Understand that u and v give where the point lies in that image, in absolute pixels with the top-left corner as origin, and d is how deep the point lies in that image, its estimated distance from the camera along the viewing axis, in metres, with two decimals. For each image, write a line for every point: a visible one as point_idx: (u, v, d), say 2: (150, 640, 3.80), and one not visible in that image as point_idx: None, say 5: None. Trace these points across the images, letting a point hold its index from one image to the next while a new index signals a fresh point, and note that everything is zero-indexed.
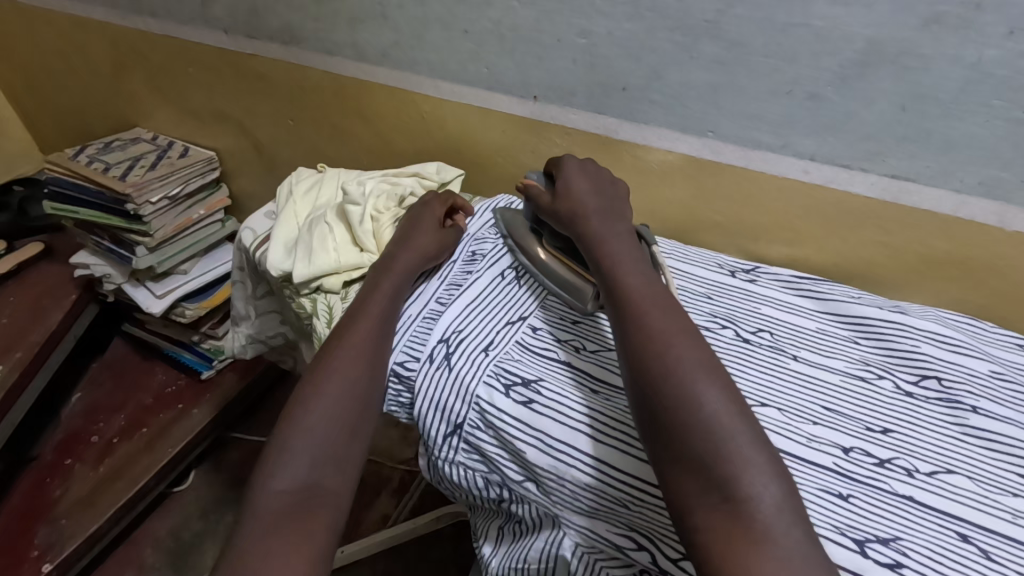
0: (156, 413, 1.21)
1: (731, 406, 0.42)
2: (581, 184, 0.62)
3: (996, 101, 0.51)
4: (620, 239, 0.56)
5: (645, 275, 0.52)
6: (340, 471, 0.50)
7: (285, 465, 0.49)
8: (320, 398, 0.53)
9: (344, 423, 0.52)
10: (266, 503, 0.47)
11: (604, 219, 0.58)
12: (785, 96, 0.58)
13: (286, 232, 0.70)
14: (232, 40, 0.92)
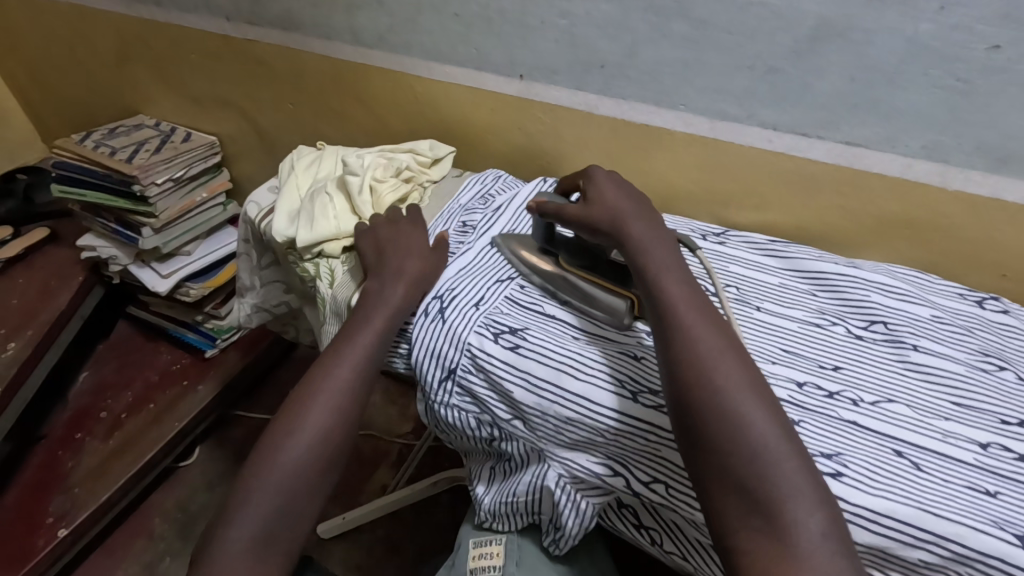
0: (162, 390, 1.26)
1: (780, 435, 0.43)
2: (612, 190, 0.60)
3: (933, 71, 0.56)
4: (662, 249, 0.55)
5: (689, 290, 0.52)
6: (298, 518, 0.53)
7: (251, 511, 0.52)
8: (296, 441, 0.55)
9: (313, 471, 0.54)
10: (229, 545, 0.50)
11: (644, 222, 0.57)
12: (748, 71, 0.64)
13: (289, 203, 0.75)
14: (234, 27, 0.96)
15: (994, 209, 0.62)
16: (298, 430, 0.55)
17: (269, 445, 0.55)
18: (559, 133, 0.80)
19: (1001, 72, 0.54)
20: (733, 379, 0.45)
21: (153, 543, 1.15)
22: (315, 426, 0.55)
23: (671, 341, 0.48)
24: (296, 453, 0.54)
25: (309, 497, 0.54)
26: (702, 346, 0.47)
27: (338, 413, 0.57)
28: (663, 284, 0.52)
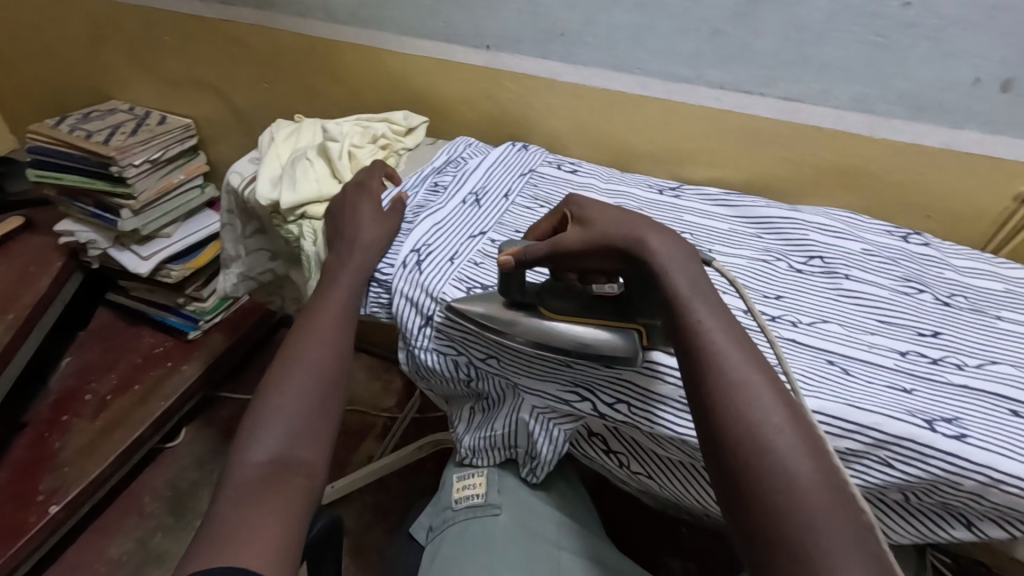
0: (146, 371, 1.28)
1: (830, 485, 0.39)
2: (612, 211, 0.54)
3: (856, 28, 0.63)
4: (682, 267, 0.49)
5: (726, 321, 0.47)
6: (313, 439, 0.55)
7: (262, 438, 0.53)
8: (295, 374, 0.58)
9: (317, 399, 0.57)
10: (246, 468, 0.51)
11: (663, 234, 0.51)
12: (694, 33, 0.70)
13: (271, 169, 0.78)
14: (208, 8, 0.99)
15: (915, 154, 0.69)
16: (297, 365, 0.59)
17: (270, 384, 0.58)
18: (525, 100, 0.85)
19: (913, 27, 0.61)
20: (778, 426, 0.41)
21: (143, 520, 1.17)
22: (313, 361, 0.59)
23: (703, 378, 0.45)
24: (298, 383, 0.57)
25: (317, 422, 0.56)
26: (746, 390, 0.43)
27: (332, 348, 0.61)
28: (695, 318, 0.47)
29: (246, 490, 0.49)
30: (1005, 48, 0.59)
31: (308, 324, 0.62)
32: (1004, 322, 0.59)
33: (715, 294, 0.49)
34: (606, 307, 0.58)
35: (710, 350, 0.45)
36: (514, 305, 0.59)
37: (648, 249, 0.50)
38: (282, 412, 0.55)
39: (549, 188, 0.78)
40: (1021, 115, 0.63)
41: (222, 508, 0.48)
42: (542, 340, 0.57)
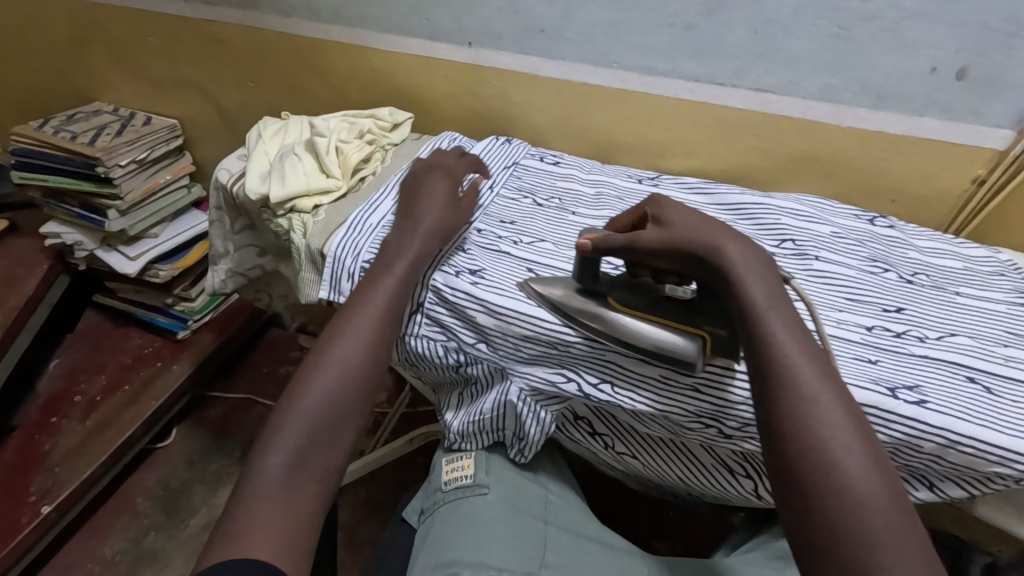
0: (136, 372, 1.28)
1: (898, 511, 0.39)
2: (693, 216, 0.54)
3: (820, 21, 0.66)
4: (758, 276, 0.49)
5: (800, 332, 0.47)
6: (331, 446, 0.54)
7: (286, 436, 0.52)
8: (326, 372, 0.56)
9: (343, 402, 0.56)
10: (265, 469, 0.51)
11: (742, 242, 0.51)
12: (668, 28, 0.73)
13: (260, 165, 0.79)
14: (192, 8, 1.00)
15: (880, 141, 0.73)
16: (327, 363, 0.57)
17: (299, 380, 0.57)
18: (508, 95, 0.87)
19: (872, 19, 0.64)
20: (850, 447, 0.41)
21: (136, 520, 1.17)
22: (345, 360, 0.58)
23: (772, 389, 0.45)
24: (324, 383, 0.56)
25: (339, 427, 0.55)
26: (818, 408, 0.43)
27: (366, 347, 0.59)
28: (767, 331, 0.47)
29: (263, 494, 0.49)
30: (957, 38, 0.63)
31: (347, 317, 0.60)
32: (963, 297, 0.63)
33: (792, 307, 0.49)
34: (671, 309, 0.57)
35: (783, 361, 0.45)
36: (583, 291, 0.61)
37: (725, 258, 0.50)
38: (306, 412, 0.54)
39: (533, 180, 0.81)
40: (976, 102, 0.66)
41: (239, 508, 0.48)
42: (597, 327, 0.58)
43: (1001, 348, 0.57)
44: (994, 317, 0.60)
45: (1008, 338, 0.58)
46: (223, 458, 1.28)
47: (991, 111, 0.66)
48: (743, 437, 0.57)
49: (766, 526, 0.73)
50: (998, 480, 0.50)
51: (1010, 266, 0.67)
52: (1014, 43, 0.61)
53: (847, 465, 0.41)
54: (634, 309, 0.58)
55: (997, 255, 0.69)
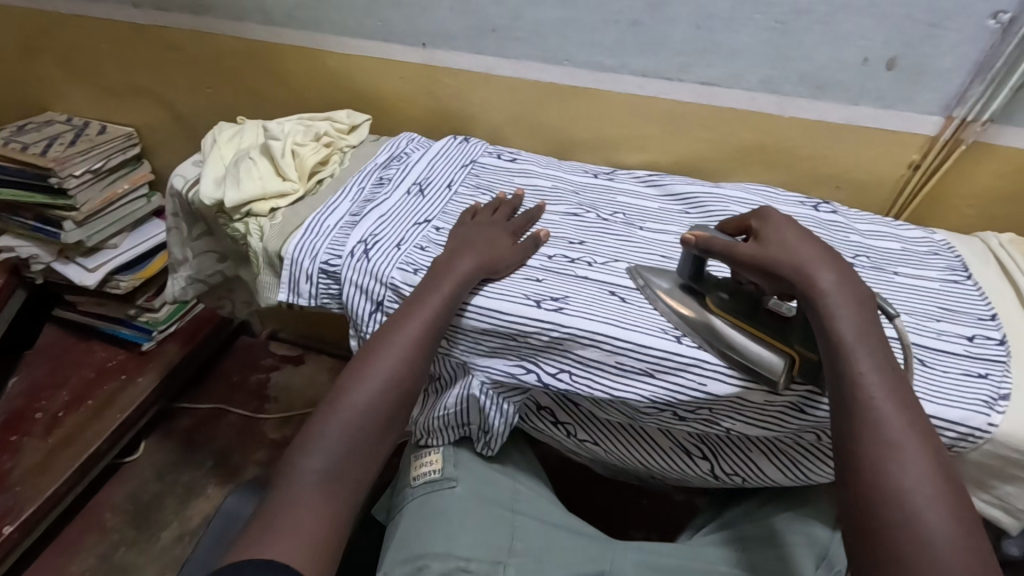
0: (100, 386, 1.26)
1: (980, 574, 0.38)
2: (792, 235, 0.54)
3: (758, 15, 0.69)
4: (854, 310, 0.49)
5: (895, 378, 0.46)
6: (366, 457, 0.56)
7: (320, 446, 0.54)
8: (368, 384, 0.57)
9: (383, 413, 0.57)
10: (302, 473, 0.52)
11: (836, 271, 0.51)
12: (615, 24, 0.75)
13: (215, 170, 0.79)
14: (142, 14, 0.99)
15: (821, 130, 0.75)
16: (369, 377, 0.58)
17: (343, 385, 0.58)
18: (464, 94, 0.89)
19: (807, 13, 0.67)
20: (932, 499, 0.41)
21: (105, 536, 1.15)
22: (387, 373, 0.58)
23: (854, 432, 0.45)
24: (365, 394, 0.57)
25: (375, 438, 0.56)
26: (903, 460, 0.43)
27: (408, 362, 0.58)
28: (855, 363, 0.47)
29: (299, 495, 0.51)
30: (885, 29, 0.66)
31: (392, 327, 0.60)
32: (901, 276, 0.66)
33: (884, 344, 0.48)
34: (769, 322, 0.56)
35: (871, 409, 0.45)
36: (684, 287, 0.61)
37: (816, 285, 0.51)
38: (344, 422, 0.56)
39: (491, 177, 0.81)
40: (907, 90, 0.69)
41: (274, 506, 0.51)
42: (690, 327, 0.58)
43: (934, 323, 0.60)
44: (928, 294, 0.63)
45: (941, 313, 0.61)
46: (194, 470, 1.26)
47: (921, 98, 0.69)
48: (696, 419, 0.59)
49: (729, 505, 0.75)
50: None
51: (943, 246, 0.71)
52: (938, 34, 0.64)
53: (932, 526, 0.40)
54: (730, 314, 0.57)
55: (931, 235, 0.72)
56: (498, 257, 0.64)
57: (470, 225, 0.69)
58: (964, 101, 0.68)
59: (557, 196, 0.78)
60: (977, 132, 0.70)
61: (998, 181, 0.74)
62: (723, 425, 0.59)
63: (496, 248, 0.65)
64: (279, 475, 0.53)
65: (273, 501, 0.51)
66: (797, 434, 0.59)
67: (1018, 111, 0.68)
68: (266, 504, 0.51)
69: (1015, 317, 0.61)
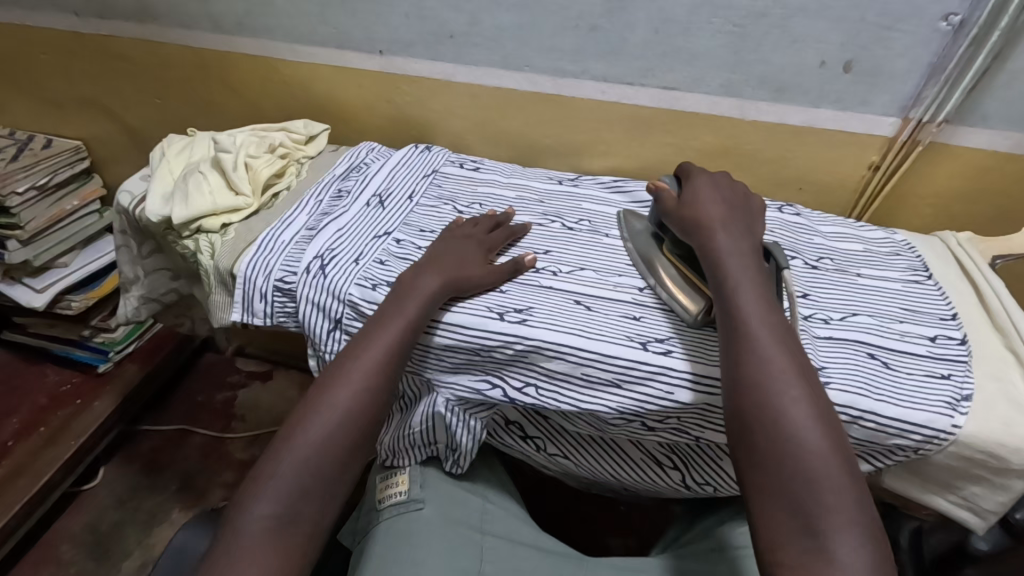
0: (53, 412, 1.20)
1: (850, 485, 0.42)
2: (704, 191, 0.61)
3: (715, 19, 0.68)
4: (742, 256, 0.55)
5: (774, 321, 0.50)
6: (321, 499, 0.53)
7: (264, 492, 0.51)
8: (323, 418, 0.54)
9: (340, 448, 0.54)
10: (246, 523, 0.50)
11: (730, 232, 0.57)
12: (574, 30, 0.73)
13: (163, 186, 0.76)
14: (84, 22, 0.95)
15: (782, 133, 0.75)
16: (320, 412, 0.54)
17: (292, 424, 0.55)
18: (424, 102, 0.87)
19: (763, 16, 0.67)
20: (795, 402, 0.46)
21: (62, 570, 1.10)
22: (344, 405, 0.55)
23: (736, 362, 0.48)
24: (321, 429, 0.54)
25: (335, 477, 0.54)
26: (786, 393, 0.46)
27: (364, 394, 0.55)
28: (739, 300, 0.51)
29: (246, 551, 0.49)
30: (841, 32, 0.66)
31: (349, 356, 0.57)
32: (864, 279, 0.66)
33: (767, 286, 0.53)
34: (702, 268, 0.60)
35: (756, 348, 0.48)
36: (652, 234, 0.67)
37: (712, 240, 0.56)
38: (299, 462, 0.52)
39: (453, 187, 0.79)
40: (864, 91, 0.69)
41: (221, 563, 0.48)
42: (641, 269, 0.65)
43: (897, 324, 0.60)
44: (892, 295, 0.63)
45: (904, 315, 0.61)
46: (157, 495, 1.21)
47: (877, 100, 0.70)
48: (665, 428, 0.58)
49: (704, 513, 0.74)
50: (900, 451, 0.53)
51: (904, 246, 0.71)
52: (892, 36, 0.65)
53: (805, 440, 0.44)
54: (676, 260, 0.62)
55: (893, 236, 0.72)
56: (468, 277, 0.61)
57: (448, 238, 0.67)
58: (919, 102, 0.69)
59: (521, 205, 0.76)
60: (933, 132, 0.71)
61: (954, 181, 0.75)
62: (691, 434, 0.58)
63: (468, 267, 0.62)
64: (223, 531, 0.50)
65: (222, 557, 0.48)
66: None
67: (972, 111, 0.69)
68: (211, 560, 0.49)
69: (975, 317, 0.61)
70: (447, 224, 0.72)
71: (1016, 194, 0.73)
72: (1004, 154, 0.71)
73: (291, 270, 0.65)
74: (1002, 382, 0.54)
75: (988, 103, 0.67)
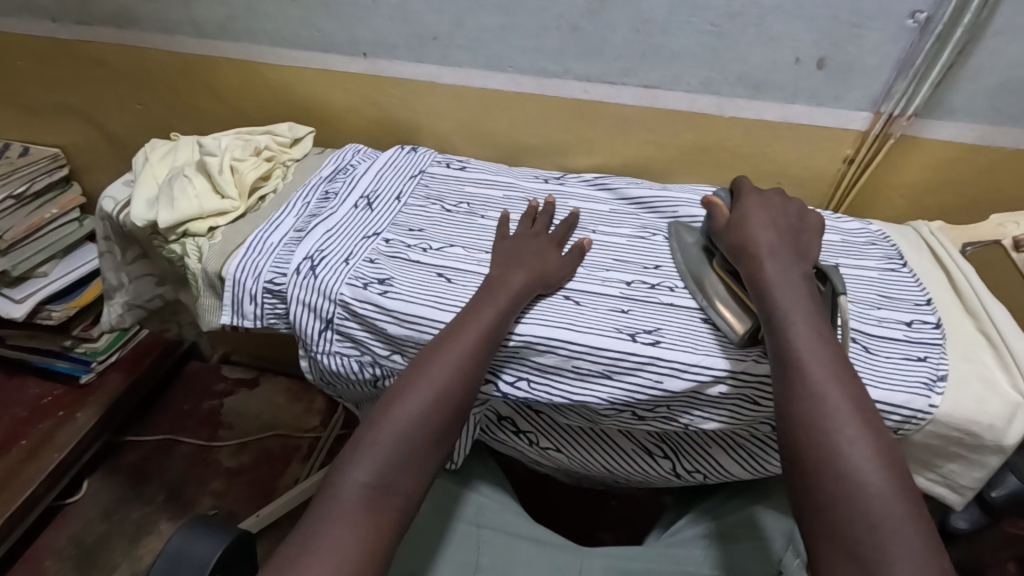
0: (34, 424, 1.18)
1: (911, 526, 0.41)
2: (760, 212, 0.62)
3: (693, 19, 0.70)
4: (793, 283, 0.54)
5: (829, 351, 0.50)
6: (418, 472, 0.51)
7: (364, 460, 0.50)
8: (413, 400, 0.53)
9: (438, 424, 0.53)
10: (347, 485, 0.49)
11: (781, 256, 0.57)
12: (556, 30, 0.75)
13: (147, 190, 0.75)
14: (62, 28, 0.94)
15: (760, 128, 0.78)
16: (425, 384, 0.53)
17: (391, 397, 0.54)
18: (409, 104, 0.88)
19: (739, 16, 0.68)
20: (853, 440, 0.45)
21: None
22: (435, 387, 0.53)
23: (789, 398, 0.48)
24: (417, 403, 0.53)
25: (425, 458, 0.52)
26: (840, 430, 0.46)
27: (462, 375, 0.54)
28: (790, 328, 0.51)
29: (339, 518, 0.47)
30: (814, 31, 0.68)
31: (451, 331, 0.56)
32: (842, 267, 0.68)
33: (820, 315, 0.53)
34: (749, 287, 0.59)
35: (805, 381, 0.48)
36: (703, 247, 0.66)
37: (761, 265, 0.56)
38: (399, 434, 0.51)
39: (440, 187, 0.80)
40: (837, 88, 0.72)
41: (317, 523, 0.47)
42: (688, 280, 0.64)
43: (876, 310, 0.62)
44: (870, 282, 0.66)
45: (881, 301, 0.63)
46: (144, 506, 1.19)
47: (850, 95, 0.72)
48: (655, 417, 0.59)
49: (697, 502, 0.76)
50: None
51: (880, 236, 0.73)
52: (863, 33, 0.67)
53: (866, 479, 0.43)
54: (727, 275, 0.61)
55: (868, 226, 0.75)
56: (551, 270, 0.63)
57: (515, 239, 0.68)
58: (890, 97, 0.71)
59: (509, 203, 0.77)
60: (903, 125, 0.74)
61: (926, 173, 0.78)
62: (680, 422, 0.59)
63: (549, 262, 0.64)
64: (322, 494, 0.49)
65: (316, 525, 0.47)
66: (752, 426, 0.59)
67: (940, 106, 0.71)
68: (307, 524, 0.47)
69: (948, 303, 0.64)
70: (436, 224, 0.72)
71: (985, 184, 0.76)
72: (971, 146, 0.74)
73: (279, 270, 0.66)
74: (975, 363, 0.56)
75: (954, 98, 0.70)
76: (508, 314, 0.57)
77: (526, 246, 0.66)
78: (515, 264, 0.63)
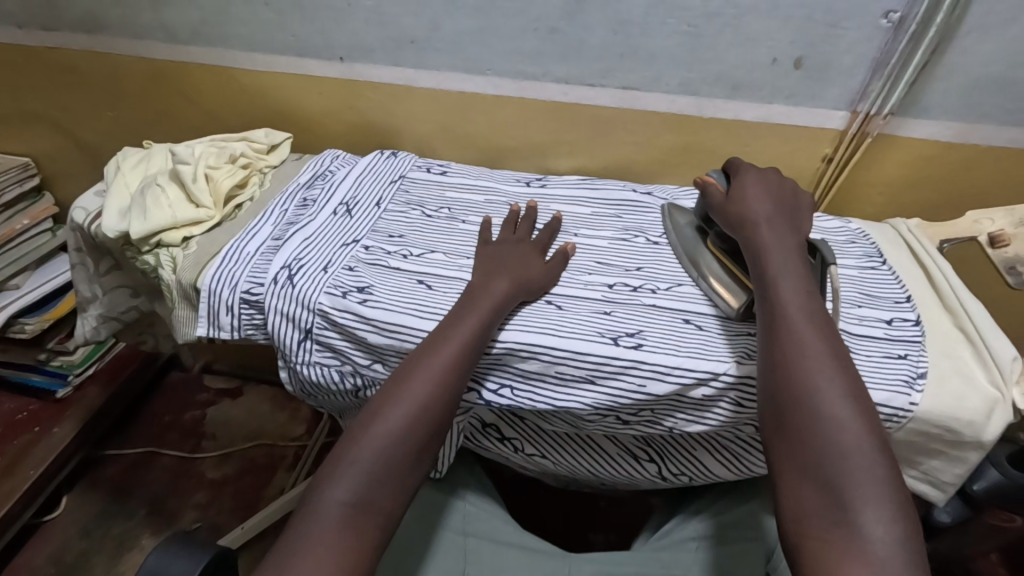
0: (9, 441, 1.15)
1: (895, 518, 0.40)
2: (760, 183, 0.62)
3: (671, 20, 0.70)
4: (787, 251, 0.55)
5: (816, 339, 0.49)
6: (396, 488, 0.50)
7: (342, 477, 0.49)
8: (394, 412, 0.52)
9: (417, 437, 0.52)
10: (325, 505, 0.48)
11: (776, 225, 0.57)
12: (534, 32, 0.74)
13: (119, 200, 0.73)
14: (29, 35, 0.91)
15: (739, 128, 0.78)
16: (404, 398, 0.53)
17: (370, 412, 0.53)
18: (387, 108, 0.87)
19: (716, 16, 0.68)
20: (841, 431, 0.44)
21: None
22: (415, 399, 0.52)
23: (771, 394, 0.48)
24: (397, 417, 0.52)
25: (405, 472, 0.51)
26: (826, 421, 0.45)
27: (442, 386, 0.53)
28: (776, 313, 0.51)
29: (316, 539, 0.46)
30: (790, 31, 0.68)
31: (432, 343, 0.55)
32: None
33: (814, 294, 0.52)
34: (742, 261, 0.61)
35: (790, 371, 0.47)
36: (698, 226, 0.68)
37: (757, 233, 0.57)
38: (377, 450, 0.50)
39: (421, 192, 0.79)
40: (814, 87, 0.72)
41: (293, 543, 0.46)
42: (685, 260, 0.66)
43: (856, 308, 0.62)
44: (849, 280, 0.66)
45: (861, 299, 0.63)
46: (125, 521, 1.17)
47: (827, 94, 0.73)
48: (639, 421, 0.59)
49: (684, 502, 0.76)
50: None
51: (859, 234, 0.74)
52: (839, 33, 0.67)
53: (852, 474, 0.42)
54: (721, 253, 0.63)
55: (847, 224, 0.75)
56: (533, 277, 0.62)
57: (498, 246, 0.67)
58: (867, 95, 0.71)
59: (490, 207, 0.77)
60: (880, 124, 0.74)
61: (902, 170, 0.78)
62: (664, 425, 0.59)
63: (531, 269, 0.63)
64: (300, 514, 0.48)
65: (291, 545, 0.46)
66: (734, 428, 0.59)
67: (914, 104, 0.72)
68: (284, 545, 0.46)
69: (926, 299, 0.64)
70: (416, 230, 0.72)
71: (959, 180, 0.77)
72: (946, 144, 0.75)
73: (256, 279, 0.64)
74: (954, 359, 0.57)
75: (929, 96, 0.71)
76: (490, 321, 0.56)
77: (507, 253, 0.65)
78: (497, 272, 0.62)
